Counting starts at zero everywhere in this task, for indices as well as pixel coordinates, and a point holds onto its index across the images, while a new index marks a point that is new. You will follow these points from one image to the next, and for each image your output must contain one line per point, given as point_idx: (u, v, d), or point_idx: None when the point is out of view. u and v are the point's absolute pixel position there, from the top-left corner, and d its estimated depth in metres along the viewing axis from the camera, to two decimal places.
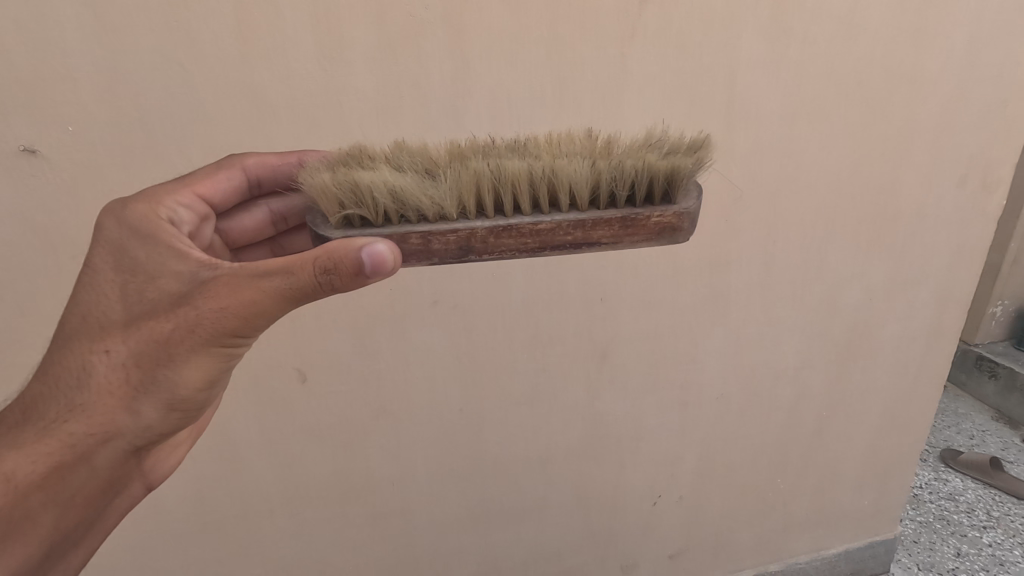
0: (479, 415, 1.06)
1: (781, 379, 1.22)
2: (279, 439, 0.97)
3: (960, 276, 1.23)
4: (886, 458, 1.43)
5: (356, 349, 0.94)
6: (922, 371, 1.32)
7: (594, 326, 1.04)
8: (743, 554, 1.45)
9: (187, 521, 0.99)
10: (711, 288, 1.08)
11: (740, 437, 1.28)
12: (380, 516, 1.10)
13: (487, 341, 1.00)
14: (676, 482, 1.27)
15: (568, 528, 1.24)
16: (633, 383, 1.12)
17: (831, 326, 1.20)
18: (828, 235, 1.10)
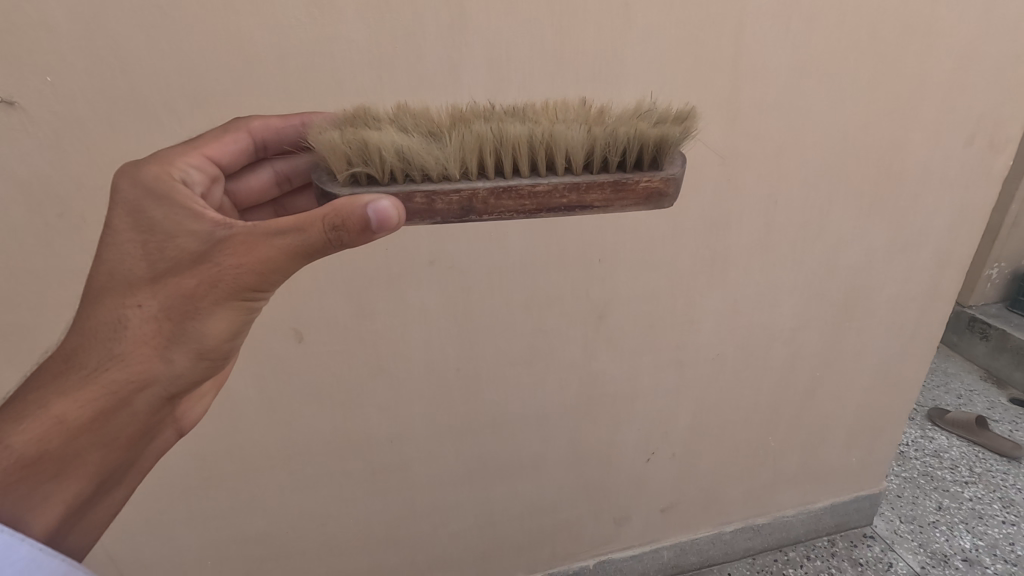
0: (475, 373, 1.07)
1: (776, 340, 1.23)
2: (277, 397, 0.98)
3: (963, 238, 1.22)
4: (876, 416, 1.46)
5: (351, 307, 0.93)
6: (917, 333, 1.33)
7: (591, 286, 1.04)
8: (733, 507, 1.49)
9: (187, 478, 1.00)
10: (711, 249, 1.07)
11: (735, 397, 1.29)
12: (379, 473, 1.12)
13: (485, 303, 0.99)
14: (670, 439, 1.30)
15: (563, 482, 1.27)
16: (630, 343, 1.13)
17: (829, 288, 1.19)
18: (831, 196, 1.09)
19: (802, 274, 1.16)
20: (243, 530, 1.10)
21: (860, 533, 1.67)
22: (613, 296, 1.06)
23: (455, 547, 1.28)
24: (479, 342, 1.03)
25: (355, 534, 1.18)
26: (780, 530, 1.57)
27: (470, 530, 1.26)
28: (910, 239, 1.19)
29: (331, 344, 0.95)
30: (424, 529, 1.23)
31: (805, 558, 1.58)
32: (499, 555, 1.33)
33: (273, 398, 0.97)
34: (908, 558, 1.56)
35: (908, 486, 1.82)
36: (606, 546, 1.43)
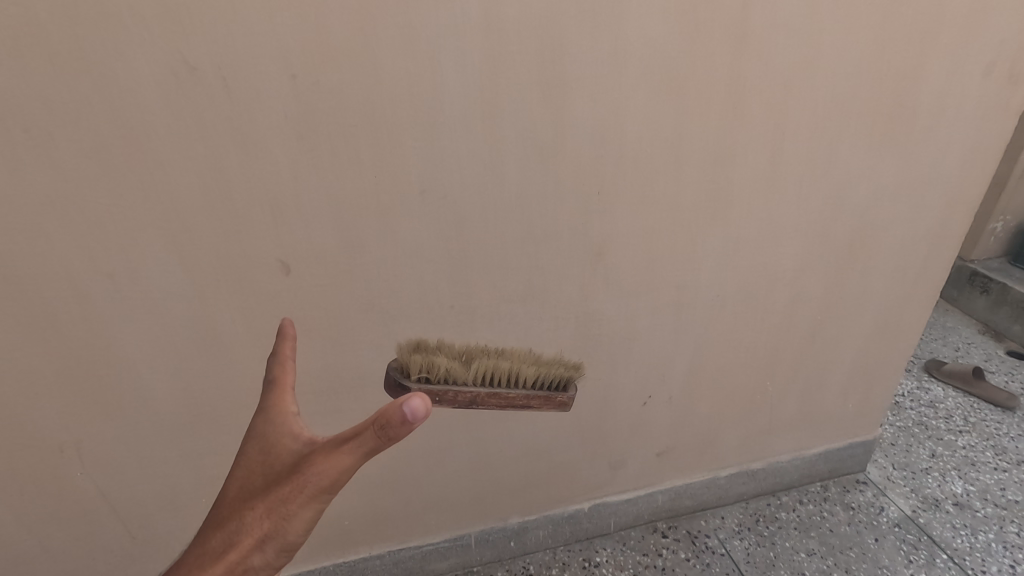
0: (469, 311, 1.04)
1: (779, 282, 1.20)
2: (266, 332, 0.96)
3: (974, 177, 1.18)
4: (875, 363, 1.45)
5: (339, 238, 0.90)
6: (922, 276, 1.31)
7: (590, 221, 1.00)
8: (728, 453, 1.50)
9: (178, 412, 1.00)
10: (715, 184, 1.03)
11: (734, 341, 1.28)
12: (373, 412, 1.11)
13: (477, 234, 0.96)
14: (668, 383, 1.29)
15: (560, 425, 1.27)
16: (629, 283, 1.10)
17: (834, 228, 1.16)
18: (841, 129, 1.04)
19: (808, 213, 1.12)
20: (238, 467, 1.10)
21: (853, 478, 1.69)
22: (612, 233, 1.03)
23: (452, 487, 1.29)
24: (471, 277, 1.00)
25: (350, 473, 1.19)
26: (774, 475, 1.59)
27: (467, 471, 1.27)
28: (921, 178, 1.15)
29: (319, 276, 0.93)
30: (420, 468, 1.23)
31: (797, 501, 1.61)
32: (496, 496, 1.35)
33: (262, 332, 0.96)
34: (900, 502, 1.59)
35: (902, 433, 1.83)
36: (601, 489, 1.44)
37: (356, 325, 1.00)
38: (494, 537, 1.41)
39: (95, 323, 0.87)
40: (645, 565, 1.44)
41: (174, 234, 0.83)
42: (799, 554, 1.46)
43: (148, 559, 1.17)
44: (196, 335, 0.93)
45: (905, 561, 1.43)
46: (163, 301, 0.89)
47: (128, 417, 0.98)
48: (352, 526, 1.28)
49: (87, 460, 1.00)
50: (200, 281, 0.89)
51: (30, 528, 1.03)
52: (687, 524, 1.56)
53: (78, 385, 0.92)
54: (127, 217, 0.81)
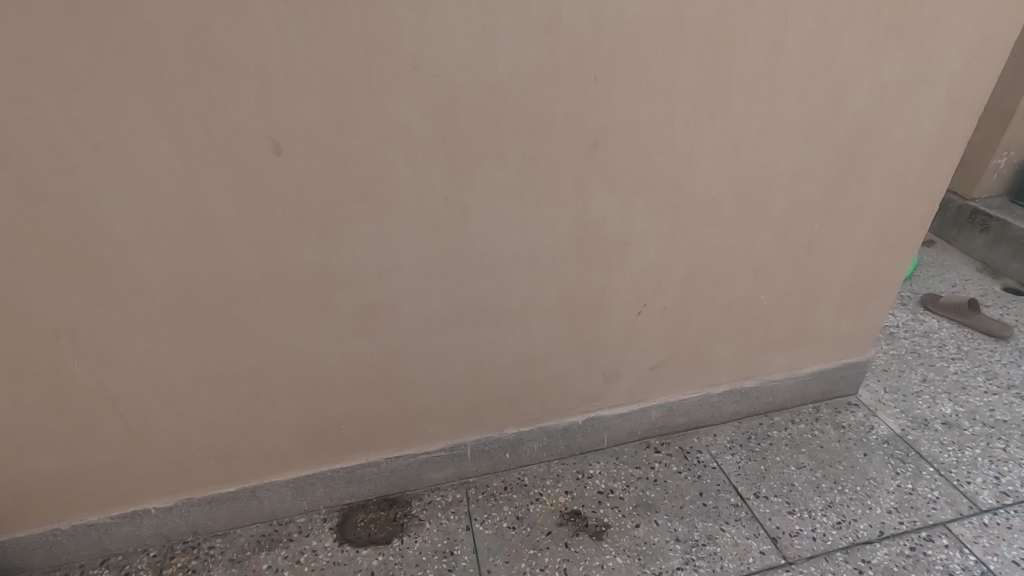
0: (469, 182, 1.37)
1: (698, 168, 1.51)
2: (305, 166, 1.26)
3: (856, 86, 1.50)
4: (790, 245, 1.77)
5: (338, 111, 1.22)
6: (841, 169, 1.65)
7: (543, 107, 1.32)
8: (668, 324, 1.83)
9: (236, 229, 1.30)
10: (674, 86, 1.37)
11: (668, 221, 1.59)
12: (385, 252, 1.42)
13: (484, 112, 1.29)
14: (637, 256, 1.63)
15: (537, 281, 1.59)
16: (578, 163, 1.42)
17: (742, 123, 1.47)
18: (777, 47, 1.38)
19: (742, 112, 1.45)
20: (277, 290, 1.41)
21: (755, 420, 2.18)
22: (604, 128, 1.38)
23: (439, 338, 1.62)
24: (482, 148, 1.34)
25: (359, 304, 1.49)
26: (693, 407, 2.09)
27: (448, 313, 1.58)
28: (840, 89, 1.49)
29: (340, 131, 1.24)
30: (410, 306, 1.53)
31: (785, 423, 2.16)
32: (480, 340, 1.67)
33: (299, 169, 1.26)
34: (807, 474, 1.94)
35: (814, 415, 2.20)
36: (556, 349, 1.76)
37: (370, 174, 1.30)
38: (478, 377, 1.75)
39: (157, 132, 1.16)
40: (637, 476, 1.96)
41: (237, 72, 1.14)
42: (785, 466, 1.97)
43: (201, 363, 1.48)
44: (221, 188, 1.25)
45: (893, 474, 1.93)
46: (231, 127, 1.19)
47: (191, 225, 1.28)
48: (362, 360, 1.60)
49: (151, 255, 1.29)
50: (153, 136, 1.16)
51: (115, 314, 1.35)
52: (678, 441, 2.10)
53: (157, 187, 1.22)
54: (207, 47, 1.10)
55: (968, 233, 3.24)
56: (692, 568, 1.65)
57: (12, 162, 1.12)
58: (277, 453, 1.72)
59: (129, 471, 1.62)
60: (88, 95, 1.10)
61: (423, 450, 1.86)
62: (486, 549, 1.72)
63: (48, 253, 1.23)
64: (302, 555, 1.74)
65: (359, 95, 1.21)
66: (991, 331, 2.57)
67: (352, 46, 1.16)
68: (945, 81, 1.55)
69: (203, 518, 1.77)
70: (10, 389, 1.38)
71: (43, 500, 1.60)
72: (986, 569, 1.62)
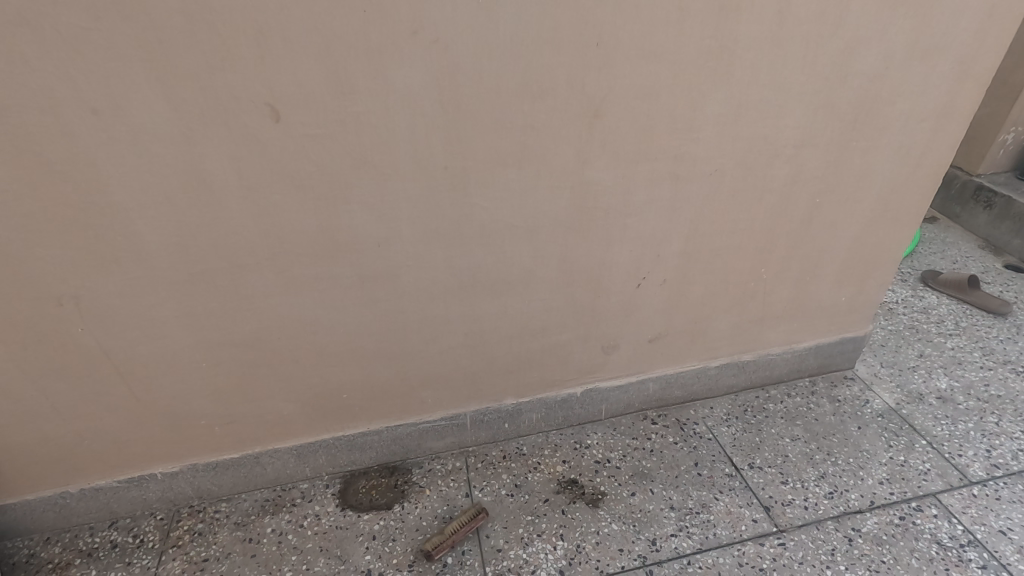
0: (466, 152, 1.37)
1: (701, 139, 1.50)
2: (303, 131, 1.25)
3: (862, 55, 1.48)
4: (791, 218, 1.77)
5: (339, 78, 1.21)
6: (845, 140, 1.63)
7: (545, 74, 1.30)
8: (668, 296, 1.84)
9: (237, 195, 1.30)
10: (678, 51, 1.34)
11: (669, 192, 1.59)
12: (384, 219, 1.42)
13: (483, 76, 1.28)
14: (637, 227, 1.63)
15: (536, 251, 1.60)
16: (580, 132, 1.41)
17: (746, 93, 1.45)
18: (784, 12, 1.35)
19: (744, 80, 1.43)
20: (277, 257, 1.42)
21: (752, 392, 2.22)
22: (606, 95, 1.37)
23: (440, 308, 1.64)
24: (481, 115, 1.32)
25: (358, 272, 1.50)
26: (690, 379, 2.12)
27: (446, 283, 1.59)
28: (846, 57, 1.47)
29: (338, 96, 1.23)
30: (410, 275, 1.54)
31: (780, 397, 2.20)
32: (478, 310, 1.68)
33: (298, 135, 1.26)
34: (803, 445, 1.97)
35: (812, 390, 2.22)
36: (557, 320, 1.78)
37: (367, 141, 1.30)
38: (476, 346, 1.77)
39: (153, 95, 1.15)
40: (634, 446, 2.00)
41: (234, 33, 1.12)
42: (780, 438, 2.01)
43: (203, 329, 1.50)
44: (223, 156, 1.25)
45: (885, 446, 1.96)
46: (229, 91, 1.18)
47: (191, 190, 1.27)
48: (361, 329, 1.62)
49: (151, 220, 1.29)
50: (149, 102, 1.15)
51: (116, 280, 1.36)
52: (675, 413, 2.13)
53: (155, 151, 1.21)
54: (203, 7, 1.08)
55: (972, 209, 3.23)
56: (685, 535, 1.69)
57: (11, 127, 1.12)
58: (280, 419, 1.76)
59: (135, 435, 1.65)
60: (82, 56, 1.08)
61: (423, 420, 1.89)
62: (485, 515, 1.76)
63: (49, 219, 1.24)
64: (305, 519, 1.78)
65: (358, 58, 1.19)
66: (988, 307, 2.58)
67: (349, 8, 1.14)
68: (953, 50, 1.52)
69: (208, 482, 1.81)
70: (16, 355, 1.40)
71: (51, 464, 1.64)
72: (973, 538, 1.65)
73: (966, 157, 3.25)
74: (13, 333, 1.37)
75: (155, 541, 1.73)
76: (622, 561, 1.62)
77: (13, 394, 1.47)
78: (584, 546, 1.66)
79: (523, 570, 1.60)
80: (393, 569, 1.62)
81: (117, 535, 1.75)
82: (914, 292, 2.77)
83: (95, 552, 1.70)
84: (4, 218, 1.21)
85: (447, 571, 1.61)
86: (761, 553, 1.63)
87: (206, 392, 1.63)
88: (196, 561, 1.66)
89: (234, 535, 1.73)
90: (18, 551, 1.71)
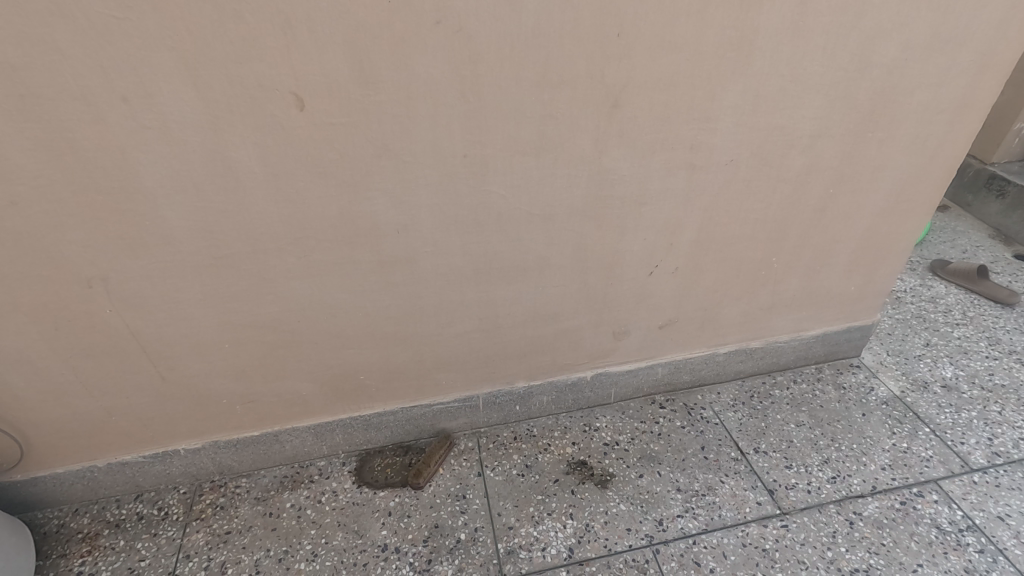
0: (486, 140, 1.38)
1: (718, 129, 1.51)
2: (327, 119, 1.27)
3: (882, 45, 1.46)
4: (804, 208, 1.77)
5: (363, 68, 1.22)
6: (862, 131, 1.63)
7: (565, 64, 1.30)
8: (679, 283, 1.86)
9: (261, 181, 1.32)
10: (698, 42, 1.34)
11: (684, 182, 1.59)
12: (404, 206, 1.44)
13: (504, 66, 1.28)
14: (651, 215, 1.64)
15: (551, 239, 1.61)
16: (597, 121, 1.41)
17: (764, 84, 1.45)
18: (806, 3, 1.34)
19: (763, 71, 1.43)
20: (299, 241, 1.44)
21: (758, 379, 2.26)
22: (625, 85, 1.37)
23: (455, 293, 1.66)
24: (501, 104, 1.33)
25: (377, 257, 1.52)
26: (697, 365, 2.15)
27: (463, 269, 1.61)
28: (867, 49, 1.46)
29: (361, 85, 1.23)
30: (427, 261, 1.56)
31: (787, 383, 2.23)
32: (494, 296, 1.70)
33: (321, 123, 1.27)
34: (807, 431, 2.01)
35: (817, 377, 2.26)
36: (569, 305, 1.81)
37: (388, 129, 1.31)
38: (490, 331, 1.80)
39: (181, 83, 1.16)
40: (641, 429, 2.04)
41: (260, 21, 1.12)
42: (785, 424, 2.04)
43: (226, 312, 1.53)
44: (248, 145, 1.26)
45: (889, 433, 2.00)
46: (255, 79, 1.19)
47: (217, 176, 1.29)
48: (379, 313, 1.65)
49: (178, 206, 1.31)
50: (177, 90, 1.17)
51: (144, 263, 1.39)
52: (683, 398, 2.18)
53: (183, 138, 1.23)
54: None
55: (984, 198, 3.22)
56: (691, 516, 1.73)
57: (44, 114, 1.13)
58: (298, 399, 1.80)
59: (160, 413, 1.70)
60: (114, 44, 1.09)
61: (437, 401, 1.94)
62: (497, 493, 1.81)
63: (81, 204, 1.26)
64: (322, 495, 1.83)
65: (381, 48, 1.20)
66: (998, 298, 2.59)
67: None
68: (975, 41, 1.51)
69: (228, 459, 1.86)
70: (48, 336, 1.44)
71: (80, 439, 1.69)
72: (972, 523, 1.69)
73: (981, 145, 3.22)
74: (45, 314, 1.40)
75: (179, 514, 1.79)
76: (630, 540, 1.67)
77: (44, 373, 1.51)
78: (593, 525, 1.71)
79: (533, 548, 1.65)
80: (408, 544, 1.67)
81: (142, 507, 1.81)
82: (922, 281, 2.78)
83: (122, 524, 1.76)
84: (37, 203, 1.23)
85: (460, 547, 1.66)
86: (764, 534, 1.67)
87: (228, 373, 1.67)
88: (219, 533, 1.72)
89: (255, 509, 1.79)
90: (49, 521, 1.77)
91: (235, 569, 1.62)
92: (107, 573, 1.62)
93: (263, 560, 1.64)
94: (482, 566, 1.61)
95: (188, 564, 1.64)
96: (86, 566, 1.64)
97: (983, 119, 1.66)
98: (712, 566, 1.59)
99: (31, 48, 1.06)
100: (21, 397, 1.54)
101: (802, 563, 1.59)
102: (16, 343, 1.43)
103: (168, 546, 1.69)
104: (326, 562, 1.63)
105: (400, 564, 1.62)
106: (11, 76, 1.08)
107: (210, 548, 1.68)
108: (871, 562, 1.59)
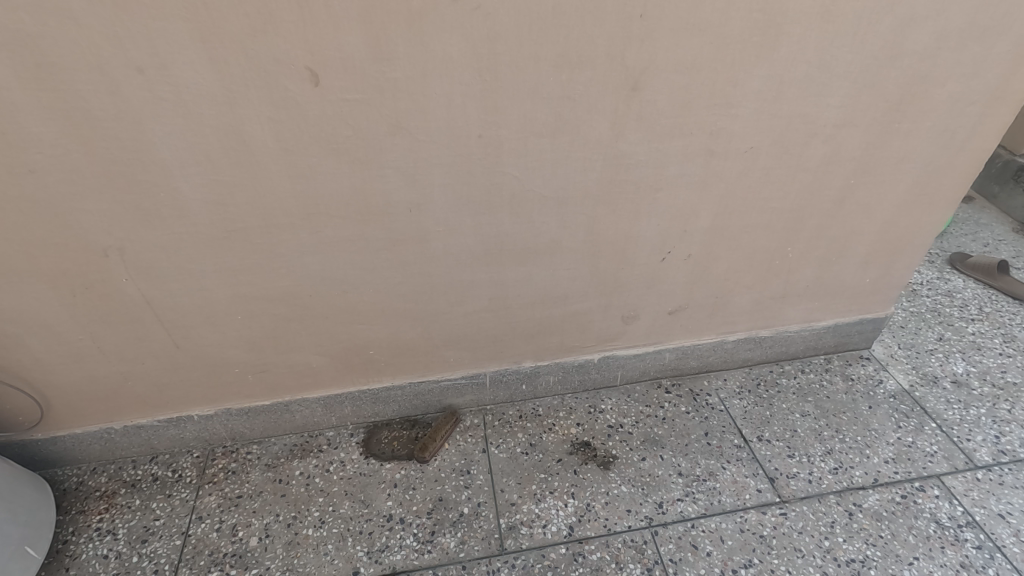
0: (502, 121, 1.37)
1: (738, 116, 1.47)
2: (342, 96, 1.26)
3: (915, 31, 1.41)
4: (823, 198, 1.74)
5: (376, 45, 1.20)
6: (888, 121, 1.58)
7: (585, 45, 1.28)
8: (691, 269, 1.84)
9: (275, 157, 1.32)
10: (722, 27, 1.30)
11: (701, 168, 1.57)
12: (417, 185, 1.44)
13: (522, 45, 1.26)
14: (667, 201, 1.63)
15: (563, 222, 1.61)
16: (614, 104, 1.39)
17: (789, 71, 1.41)
18: None
19: (789, 57, 1.39)
20: (312, 218, 1.45)
21: (766, 369, 2.25)
22: (645, 69, 1.34)
23: (464, 271, 1.66)
24: (519, 83, 1.31)
25: (389, 235, 1.53)
26: (705, 353, 2.15)
27: (474, 249, 1.61)
28: (899, 35, 1.41)
29: (377, 61, 1.22)
30: (439, 240, 1.57)
31: (794, 372, 2.23)
32: (504, 276, 1.70)
33: (336, 99, 1.26)
34: (811, 423, 2.01)
35: (825, 368, 2.24)
36: (579, 288, 1.81)
37: (402, 107, 1.29)
38: (499, 311, 1.81)
39: (197, 56, 1.15)
40: (646, 413, 2.06)
41: None
42: (789, 413, 2.05)
43: (239, 284, 1.55)
44: (261, 118, 1.26)
45: (894, 427, 1.99)
46: (272, 54, 1.18)
47: (232, 149, 1.29)
48: (390, 290, 1.66)
49: (194, 178, 1.32)
50: (191, 63, 1.16)
51: (159, 234, 1.40)
52: (689, 383, 2.19)
53: (198, 111, 1.22)
54: None
55: (1011, 191, 3.15)
56: (691, 500, 1.76)
57: (62, 83, 1.14)
58: (309, 371, 1.83)
59: (173, 378, 1.74)
60: (128, 13, 1.08)
61: (444, 377, 1.97)
62: (500, 470, 1.85)
63: (97, 174, 1.27)
64: (330, 465, 1.88)
65: (398, 23, 1.18)
66: (1016, 293, 2.55)
67: None
68: (1014, 30, 1.45)
69: (240, 426, 1.91)
70: (67, 302, 1.48)
71: (98, 402, 1.74)
72: (971, 520, 1.70)
73: (1012, 135, 3.14)
74: (63, 281, 1.43)
75: (192, 477, 1.85)
76: (629, 521, 1.70)
77: (63, 337, 1.55)
78: (594, 505, 1.74)
79: (534, 524, 1.69)
80: (413, 516, 1.72)
81: (157, 469, 1.87)
82: (940, 274, 2.75)
83: (138, 484, 1.82)
84: (55, 171, 1.25)
85: (462, 520, 1.70)
86: (762, 521, 1.70)
87: (240, 342, 1.70)
88: (230, 497, 1.78)
89: (265, 475, 1.84)
90: (68, 478, 1.84)
91: (246, 531, 1.68)
92: (123, 530, 1.69)
93: (273, 525, 1.70)
94: (483, 540, 1.65)
95: (201, 525, 1.70)
96: (103, 522, 1.71)
97: (1016, 113, 1.61)
98: (709, 549, 1.62)
99: (47, 17, 1.06)
100: (40, 358, 1.58)
101: (799, 551, 1.62)
102: (35, 307, 1.47)
103: (182, 507, 1.75)
104: (332, 530, 1.68)
105: (403, 534, 1.67)
106: (28, 44, 1.08)
107: (221, 511, 1.73)
108: (867, 553, 1.61)
